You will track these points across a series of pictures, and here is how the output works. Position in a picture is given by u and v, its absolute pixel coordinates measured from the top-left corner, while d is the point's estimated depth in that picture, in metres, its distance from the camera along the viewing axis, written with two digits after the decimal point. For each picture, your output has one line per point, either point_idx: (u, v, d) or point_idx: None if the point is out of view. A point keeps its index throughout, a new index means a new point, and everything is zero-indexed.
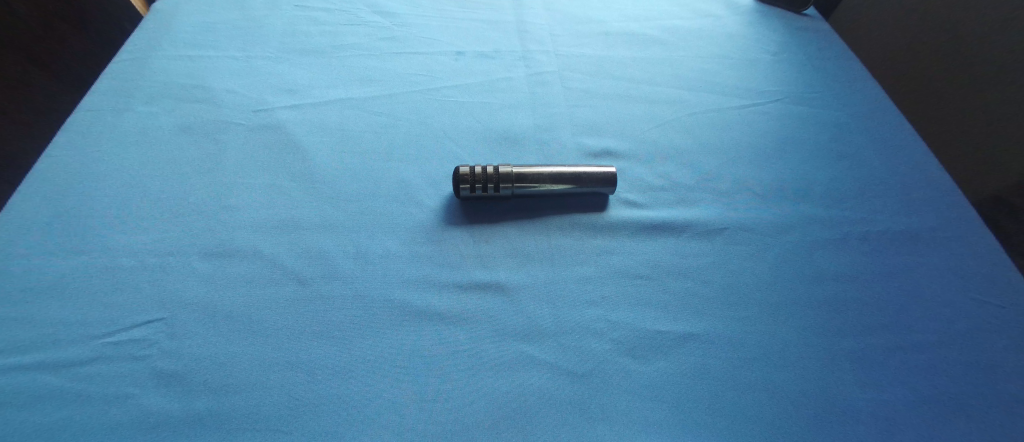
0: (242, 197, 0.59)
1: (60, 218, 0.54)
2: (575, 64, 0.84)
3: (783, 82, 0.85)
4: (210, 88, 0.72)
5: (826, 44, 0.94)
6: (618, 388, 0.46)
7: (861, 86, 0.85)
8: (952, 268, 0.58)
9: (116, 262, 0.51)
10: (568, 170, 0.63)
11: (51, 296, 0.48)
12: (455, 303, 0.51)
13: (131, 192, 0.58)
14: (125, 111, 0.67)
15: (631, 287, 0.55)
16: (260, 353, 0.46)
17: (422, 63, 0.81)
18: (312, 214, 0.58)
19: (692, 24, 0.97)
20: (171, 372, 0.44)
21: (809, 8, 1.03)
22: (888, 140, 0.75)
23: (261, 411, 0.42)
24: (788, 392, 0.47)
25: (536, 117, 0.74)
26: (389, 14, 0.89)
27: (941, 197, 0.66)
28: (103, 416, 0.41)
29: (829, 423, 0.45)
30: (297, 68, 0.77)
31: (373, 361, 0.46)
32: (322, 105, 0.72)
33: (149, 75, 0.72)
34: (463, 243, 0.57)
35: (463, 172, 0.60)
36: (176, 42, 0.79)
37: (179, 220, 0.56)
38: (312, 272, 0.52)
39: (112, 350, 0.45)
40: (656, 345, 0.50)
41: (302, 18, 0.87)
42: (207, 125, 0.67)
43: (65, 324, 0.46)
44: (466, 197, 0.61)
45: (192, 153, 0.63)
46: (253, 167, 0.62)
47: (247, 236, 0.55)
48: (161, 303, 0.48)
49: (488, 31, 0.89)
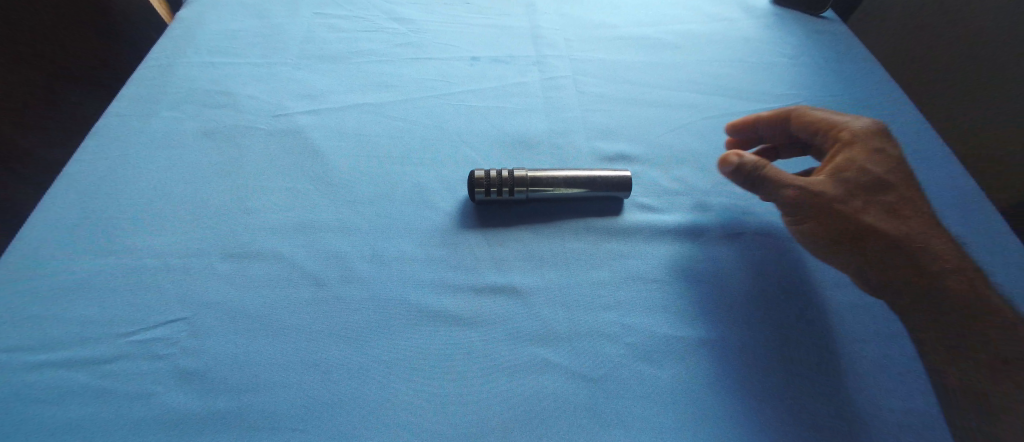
0: (263, 200, 0.60)
1: (88, 220, 0.56)
2: (589, 68, 0.85)
3: (799, 85, 0.85)
4: (233, 93, 0.74)
5: (843, 47, 0.93)
6: (630, 393, 0.46)
7: (882, 89, 0.84)
8: (977, 276, 0.57)
9: (141, 262, 0.53)
10: (582, 174, 0.63)
11: (78, 294, 0.50)
12: (471, 306, 0.52)
13: (154, 195, 0.59)
14: (150, 116, 0.69)
15: (645, 292, 0.54)
16: (279, 354, 0.47)
17: (437, 69, 0.82)
18: (330, 217, 0.59)
19: (708, 28, 0.97)
20: (193, 370, 0.45)
21: (828, 10, 1.02)
22: (909, 143, 0.74)
23: (280, 411, 0.43)
24: (809, 401, 0.46)
25: (550, 121, 0.75)
26: (405, 20, 0.90)
27: (963, 202, 0.65)
28: (128, 412, 0.42)
29: (847, 430, 0.44)
30: (316, 74, 0.79)
31: (390, 361, 0.47)
32: (340, 110, 0.73)
33: (174, 82, 0.74)
34: (478, 246, 0.58)
35: (478, 176, 0.61)
36: (201, 50, 0.81)
37: (202, 221, 0.57)
38: (329, 274, 0.53)
39: (138, 348, 0.46)
40: (672, 350, 0.49)
41: (321, 26, 0.88)
42: (229, 129, 0.69)
43: (92, 322, 0.48)
44: (480, 201, 0.62)
45: (214, 157, 0.65)
46: (273, 169, 0.64)
47: (267, 239, 0.56)
48: (184, 303, 0.50)
49: (502, 36, 0.89)
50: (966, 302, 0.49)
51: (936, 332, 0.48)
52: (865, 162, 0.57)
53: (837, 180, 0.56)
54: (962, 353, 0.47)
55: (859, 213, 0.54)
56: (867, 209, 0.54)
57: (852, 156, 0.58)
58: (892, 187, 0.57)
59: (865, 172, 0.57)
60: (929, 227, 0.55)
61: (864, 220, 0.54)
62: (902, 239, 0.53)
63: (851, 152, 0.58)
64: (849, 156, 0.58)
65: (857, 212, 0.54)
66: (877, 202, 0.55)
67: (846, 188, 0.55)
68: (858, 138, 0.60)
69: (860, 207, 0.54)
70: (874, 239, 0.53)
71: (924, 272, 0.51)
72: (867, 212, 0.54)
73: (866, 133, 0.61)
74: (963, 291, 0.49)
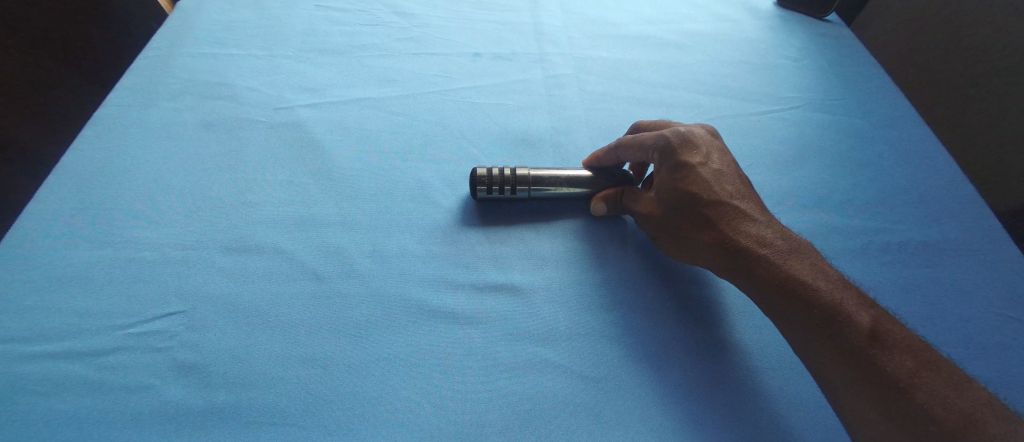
0: (263, 194, 0.60)
1: (87, 210, 0.55)
2: (592, 67, 0.84)
3: (801, 87, 0.85)
4: (233, 85, 0.73)
5: (846, 50, 0.93)
6: (631, 393, 0.46)
7: (883, 93, 0.84)
8: (974, 281, 0.58)
9: (139, 254, 0.52)
10: (581, 172, 0.63)
11: (75, 286, 0.49)
12: (472, 303, 0.52)
13: (153, 187, 0.59)
14: (148, 106, 0.68)
15: (646, 291, 0.55)
16: (280, 348, 0.47)
17: (438, 64, 0.81)
18: (331, 213, 0.59)
19: (712, 29, 0.96)
20: (191, 363, 0.45)
21: (832, 13, 1.02)
22: (910, 148, 0.74)
23: (280, 406, 0.43)
24: (805, 403, 0.47)
25: (553, 120, 0.74)
26: (407, 15, 0.90)
27: (962, 208, 0.66)
28: (126, 405, 0.42)
29: (839, 429, 0.46)
30: (317, 68, 0.78)
31: (391, 359, 0.47)
32: (341, 104, 0.72)
33: (171, 73, 0.74)
34: (479, 243, 0.58)
35: (480, 173, 0.60)
36: (200, 40, 0.80)
37: (201, 214, 0.57)
38: (329, 270, 0.53)
39: (136, 341, 0.46)
40: (671, 351, 0.50)
41: (322, 18, 0.87)
42: (229, 122, 0.68)
43: (89, 315, 0.47)
44: (482, 199, 0.62)
45: (214, 149, 0.64)
46: (274, 163, 0.63)
47: (268, 233, 0.56)
48: (182, 295, 0.49)
49: (505, 32, 0.89)
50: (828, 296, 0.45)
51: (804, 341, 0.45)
52: (686, 172, 0.53)
53: (672, 194, 0.53)
54: (830, 357, 0.43)
55: (703, 225, 0.51)
56: (706, 222, 0.51)
57: (672, 167, 0.54)
58: (734, 187, 0.54)
59: (703, 176, 0.53)
60: (772, 223, 0.52)
61: (711, 233, 0.51)
62: (753, 242, 0.49)
63: (667, 164, 0.55)
64: (671, 168, 0.54)
65: (702, 226, 0.51)
66: (722, 204, 0.52)
67: (680, 202, 0.53)
68: (678, 143, 0.55)
69: (703, 217, 0.51)
70: (728, 248, 0.50)
71: (775, 277, 0.47)
72: (709, 223, 0.51)
73: (692, 135, 0.57)
74: (829, 289, 0.46)
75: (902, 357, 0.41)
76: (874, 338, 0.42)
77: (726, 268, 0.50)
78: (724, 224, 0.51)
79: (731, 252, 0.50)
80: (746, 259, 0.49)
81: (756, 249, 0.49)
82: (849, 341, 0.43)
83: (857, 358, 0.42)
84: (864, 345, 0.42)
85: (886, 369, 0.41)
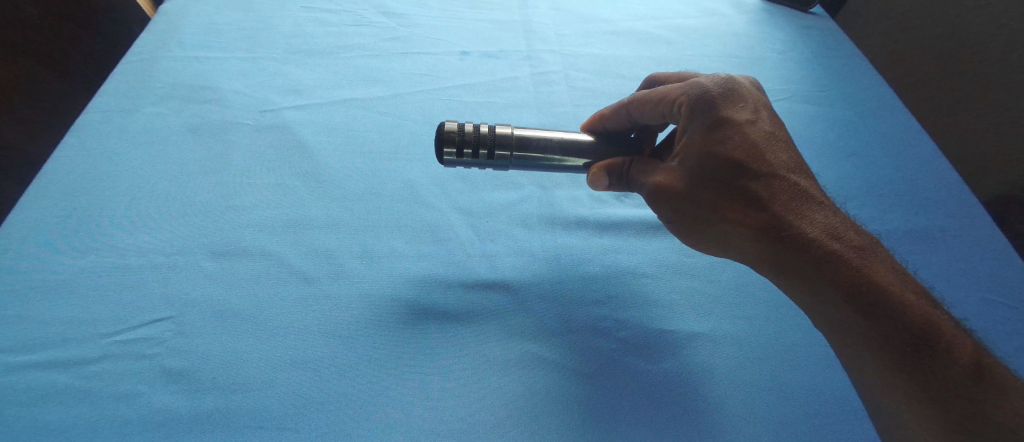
0: (250, 198, 0.59)
1: (70, 218, 0.55)
2: (581, 63, 0.84)
3: (788, 80, 0.85)
4: (218, 88, 0.72)
5: (832, 43, 0.94)
6: (648, 407, 0.46)
7: (868, 85, 0.85)
8: (961, 267, 0.59)
9: (125, 260, 0.52)
10: (581, 138, 0.60)
11: (57, 295, 0.49)
12: (462, 302, 0.51)
13: (138, 193, 0.58)
14: (132, 111, 0.67)
15: (636, 285, 0.55)
16: (270, 353, 0.46)
17: (427, 63, 0.81)
18: (320, 215, 0.58)
19: (700, 23, 0.97)
20: (180, 370, 0.44)
21: (817, 6, 1.03)
22: (895, 138, 0.75)
23: (270, 410, 0.43)
24: (790, 390, 0.48)
25: (542, 117, 0.74)
26: (395, 15, 0.89)
27: (947, 196, 0.67)
28: (112, 414, 0.42)
29: (822, 416, 0.47)
30: (304, 69, 0.77)
31: (381, 359, 0.46)
32: (329, 106, 0.72)
33: (156, 77, 0.73)
34: (470, 241, 0.58)
35: (448, 129, 0.55)
36: (183, 44, 0.79)
37: (188, 219, 0.56)
38: (319, 272, 0.53)
39: (123, 348, 0.45)
40: (665, 347, 0.50)
41: (308, 20, 0.87)
42: (215, 125, 0.67)
43: (74, 323, 0.47)
44: (451, 161, 0.57)
45: (199, 153, 0.63)
46: (261, 166, 0.63)
47: (256, 237, 0.55)
48: (170, 302, 0.49)
49: (494, 31, 0.89)
50: (888, 286, 0.43)
51: (866, 339, 0.42)
52: (730, 141, 0.50)
53: (709, 166, 0.49)
54: (906, 372, 0.40)
55: (753, 208, 0.47)
56: (756, 203, 0.47)
57: (708, 135, 0.50)
58: (779, 162, 0.50)
59: (747, 148, 0.49)
60: (836, 209, 0.49)
61: (760, 217, 0.47)
62: (814, 229, 0.47)
63: (701, 125, 0.50)
64: (707, 136, 0.50)
65: (752, 206, 0.47)
66: (769, 184, 0.48)
67: (718, 175, 0.48)
68: (717, 108, 0.51)
69: (751, 197, 0.48)
70: (778, 230, 0.47)
71: (836, 269, 0.44)
72: (757, 203, 0.48)
73: (731, 97, 0.52)
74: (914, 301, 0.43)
75: (999, 400, 0.39)
76: (975, 376, 0.40)
77: (772, 252, 0.47)
78: (773, 207, 0.47)
79: (781, 238, 0.46)
80: (798, 239, 0.46)
81: (824, 239, 0.46)
82: (942, 368, 0.40)
83: (956, 388, 0.39)
84: (970, 382, 0.39)
85: (991, 415, 0.38)
